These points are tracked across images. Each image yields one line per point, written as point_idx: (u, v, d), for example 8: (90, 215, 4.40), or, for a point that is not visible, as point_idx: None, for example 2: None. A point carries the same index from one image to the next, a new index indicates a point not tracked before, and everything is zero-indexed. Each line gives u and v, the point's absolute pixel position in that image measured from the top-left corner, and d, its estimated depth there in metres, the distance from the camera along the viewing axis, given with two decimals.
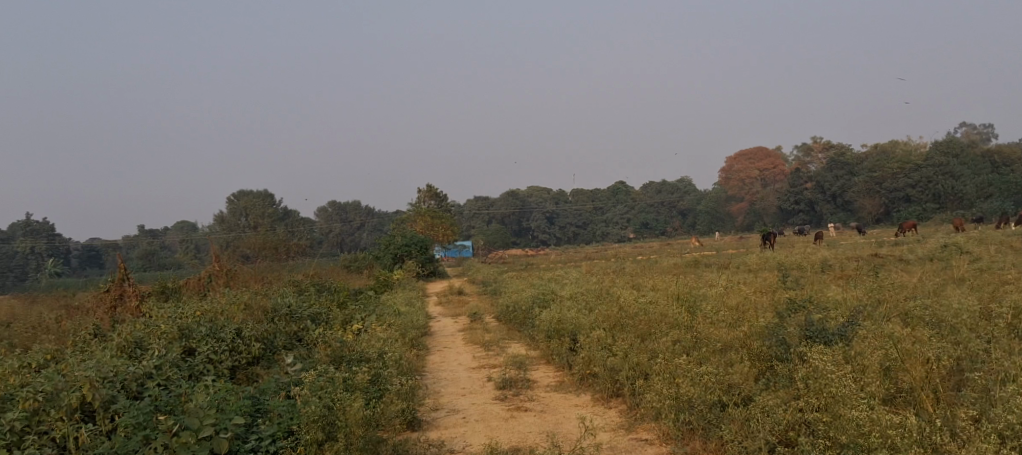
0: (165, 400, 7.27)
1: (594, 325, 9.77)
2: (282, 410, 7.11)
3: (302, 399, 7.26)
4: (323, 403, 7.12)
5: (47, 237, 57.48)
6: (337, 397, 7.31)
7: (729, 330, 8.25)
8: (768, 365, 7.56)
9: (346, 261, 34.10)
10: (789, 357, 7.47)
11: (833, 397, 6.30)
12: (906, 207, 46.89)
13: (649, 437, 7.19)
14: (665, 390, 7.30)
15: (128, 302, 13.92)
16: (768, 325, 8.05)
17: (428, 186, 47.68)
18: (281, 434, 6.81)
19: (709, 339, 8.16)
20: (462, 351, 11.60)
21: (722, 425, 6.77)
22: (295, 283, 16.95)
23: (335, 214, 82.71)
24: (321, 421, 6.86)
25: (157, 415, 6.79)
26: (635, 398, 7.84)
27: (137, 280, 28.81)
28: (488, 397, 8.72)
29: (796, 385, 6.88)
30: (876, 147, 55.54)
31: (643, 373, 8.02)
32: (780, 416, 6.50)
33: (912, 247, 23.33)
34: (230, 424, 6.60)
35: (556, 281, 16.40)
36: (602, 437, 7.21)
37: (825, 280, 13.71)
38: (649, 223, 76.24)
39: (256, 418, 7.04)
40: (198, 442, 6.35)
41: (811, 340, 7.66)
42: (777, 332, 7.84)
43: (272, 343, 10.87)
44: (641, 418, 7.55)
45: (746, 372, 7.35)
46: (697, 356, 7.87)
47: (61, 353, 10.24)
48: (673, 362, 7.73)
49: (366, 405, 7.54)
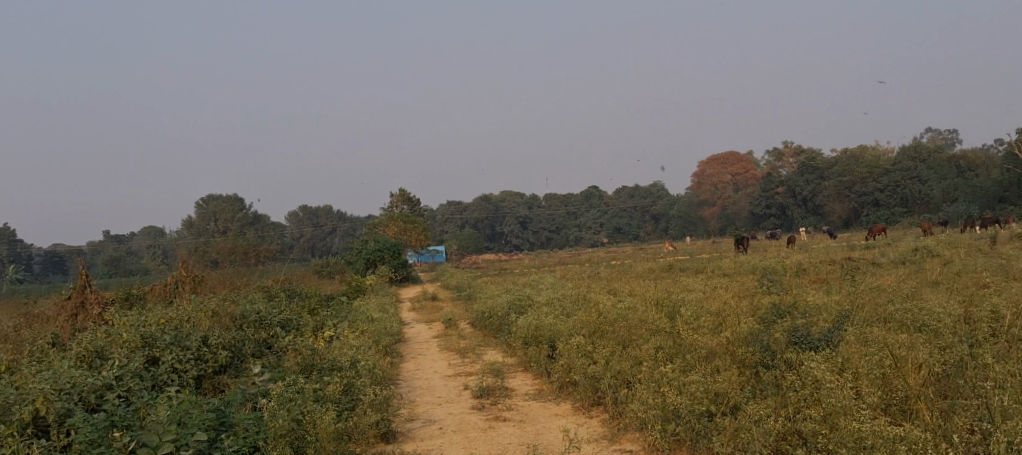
0: (125, 413, 6.94)
1: (573, 332, 9.58)
2: (248, 423, 6.81)
3: (269, 413, 6.96)
4: (292, 417, 6.84)
5: (9, 243, 56.15)
6: (307, 410, 7.02)
7: (712, 336, 8.11)
8: (754, 372, 7.43)
9: (317, 267, 33.54)
10: (775, 364, 7.34)
11: (830, 408, 6.15)
12: (875, 210, 47.43)
13: (633, 448, 6.99)
14: (649, 400, 7.12)
15: (90, 310, 13.47)
16: (751, 330, 7.93)
17: (400, 191, 47.19)
18: (246, 449, 6.49)
19: (692, 345, 8.02)
20: (437, 358, 11.34)
21: (710, 436, 6.61)
22: (265, 289, 16.55)
23: (307, 219, 81.73)
24: (288, 436, 6.60)
25: (115, 430, 6.46)
26: (617, 407, 7.65)
27: (100, 287, 28.08)
28: (465, 407, 8.48)
29: (786, 395, 6.73)
30: (845, 152, 56.15)
31: (626, 381, 7.85)
32: (768, 426, 6.34)
33: (883, 251, 23.47)
34: (192, 440, 6.29)
35: (532, 286, 16.19)
36: (585, 449, 7.00)
37: (802, 284, 13.66)
38: (622, 227, 76.41)
39: (220, 432, 6.73)
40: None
41: (796, 346, 7.55)
42: (761, 338, 7.72)
43: (240, 351, 10.53)
44: (624, 427, 7.36)
45: (732, 380, 7.20)
46: (682, 363, 7.72)
47: (18, 364, 9.82)
48: (657, 370, 7.56)
49: (337, 418, 7.28)
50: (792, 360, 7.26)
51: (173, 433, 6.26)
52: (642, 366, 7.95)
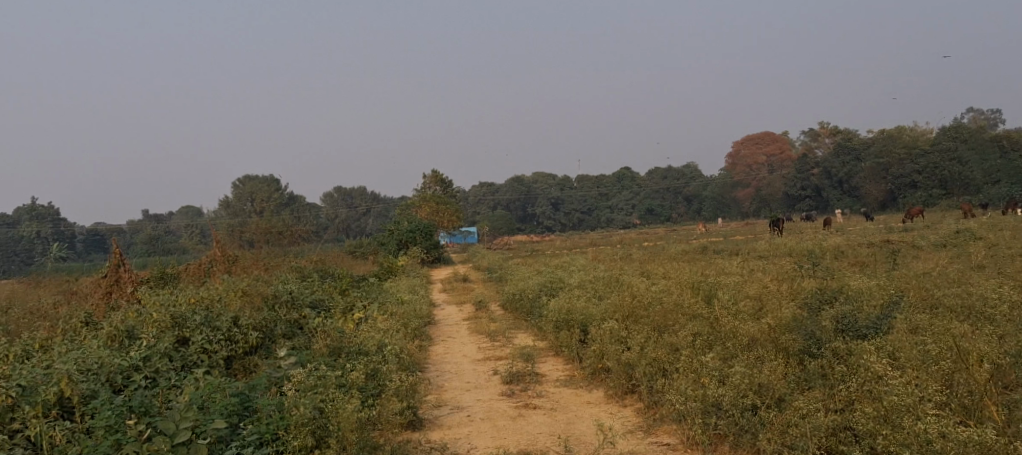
0: (147, 397, 6.83)
1: (607, 317, 9.30)
2: (270, 410, 6.65)
3: (292, 398, 6.79)
4: (313, 405, 6.66)
5: (53, 222, 57.22)
6: (332, 399, 6.83)
7: (752, 323, 7.81)
8: (797, 361, 7.14)
9: (351, 248, 33.59)
10: (823, 354, 7.01)
11: (890, 407, 5.85)
12: (912, 193, 46.23)
13: (670, 442, 6.73)
14: (689, 391, 6.84)
15: (125, 288, 13.48)
16: (795, 317, 7.60)
17: (433, 172, 47.05)
18: (267, 437, 6.32)
19: (733, 332, 7.72)
20: (467, 341, 11.18)
21: (754, 431, 6.32)
22: (298, 270, 16.53)
23: (341, 200, 82.70)
24: (310, 425, 6.40)
25: (133, 416, 6.34)
26: (652, 396, 7.41)
27: (137, 267, 28.29)
28: (494, 393, 8.28)
29: (837, 390, 6.43)
30: (882, 132, 54.84)
31: (663, 369, 7.57)
32: (815, 421, 6.06)
33: (923, 234, 22.81)
34: (210, 428, 6.12)
35: (564, 268, 15.96)
36: (620, 442, 6.75)
37: (842, 268, 13.25)
38: (655, 209, 75.53)
39: (242, 419, 6.59)
40: (173, 449, 5.87)
41: (843, 335, 7.23)
42: (806, 326, 7.40)
43: (271, 332, 10.45)
44: (662, 419, 7.10)
45: (779, 370, 6.88)
46: (723, 352, 7.42)
47: (51, 343, 9.85)
48: (698, 360, 7.28)
49: (362, 407, 7.12)
50: (840, 348, 6.93)
51: (192, 419, 6.13)
52: (680, 353, 7.67)
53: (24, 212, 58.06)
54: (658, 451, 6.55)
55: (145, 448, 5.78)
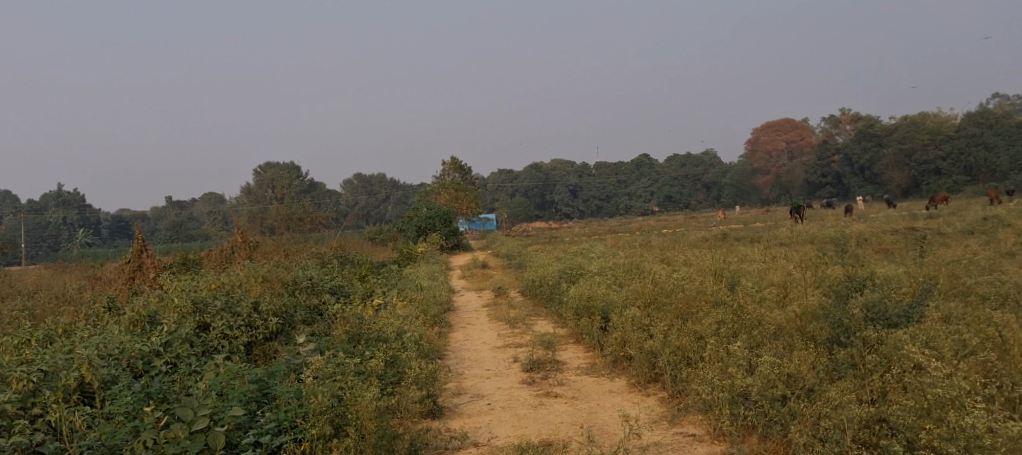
0: (166, 384, 6.81)
1: (629, 304, 9.18)
2: (289, 398, 6.60)
3: (311, 386, 6.75)
4: (332, 393, 6.60)
5: (78, 208, 57.78)
6: (351, 387, 6.78)
7: (779, 311, 7.66)
8: (826, 350, 6.99)
9: (371, 235, 33.65)
10: (854, 342, 6.86)
11: (932, 400, 5.70)
12: (936, 179, 45.51)
13: (697, 433, 6.63)
14: (716, 381, 6.72)
15: (147, 273, 13.52)
16: (823, 305, 7.45)
17: (452, 158, 46.96)
18: (285, 426, 6.27)
19: (761, 320, 7.58)
20: (486, 328, 11.11)
21: (784, 422, 6.20)
22: (318, 256, 16.54)
23: (361, 187, 83.04)
24: (328, 413, 6.34)
25: (151, 403, 6.31)
26: (677, 386, 7.30)
27: (160, 253, 28.52)
28: (515, 381, 8.20)
29: (872, 382, 6.29)
30: (906, 117, 53.99)
31: (688, 358, 7.44)
32: (847, 413, 5.92)
33: (948, 221, 22.37)
34: (228, 415, 6.08)
35: (584, 255, 15.83)
36: (644, 431, 6.65)
37: (867, 254, 13.05)
38: (674, 196, 74.96)
39: (260, 406, 6.56)
40: (191, 437, 5.84)
41: (873, 323, 7.06)
42: (835, 313, 7.24)
43: (290, 318, 10.42)
44: (688, 409, 7.00)
45: (807, 358, 6.75)
46: (750, 342, 7.28)
47: (74, 328, 9.90)
48: (724, 350, 7.16)
49: (381, 395, 7.07)
50: (872, 336, 6.76)
51: (210, 406, 6.10)
52: (705, 341, 7.53)
53: (50, 198, 58.70)
54: (684, 443, 6.45)
55: (163, 436, 5.75)
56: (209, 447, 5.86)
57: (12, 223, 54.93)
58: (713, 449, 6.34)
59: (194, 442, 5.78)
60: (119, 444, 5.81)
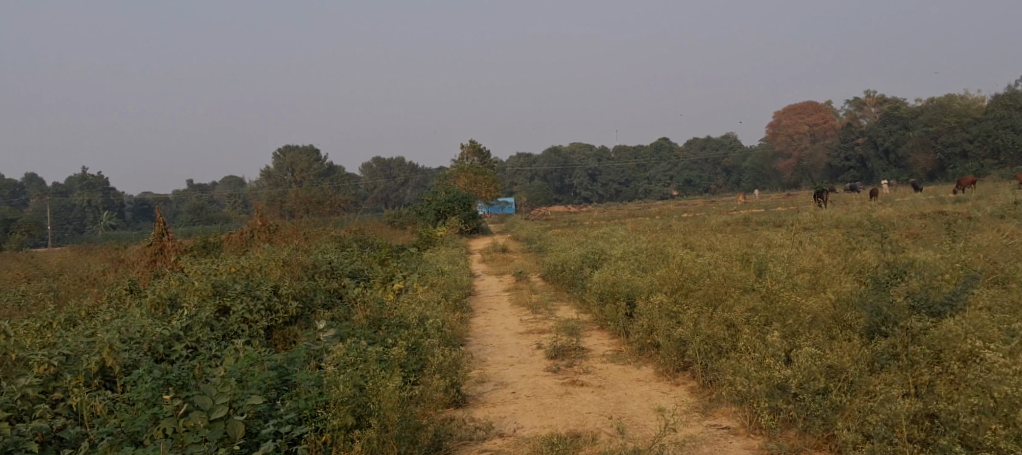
0: (184, 370, 6.69)
1: (654, 290, 8.99)
2: (309, 386, 6.49)
3: (332, 373, 6.63)
4: (353, 382, 6.48)
5: (102, 190, 58.26)
6: (373, 375, 6.65)
7: (815, 299, 7.44)
8: (865, 340, 6.77)
9: (389, 219, 33.58)
10: (895, 332, 6.63)
11: (991, 396, 5.53)
12: (963, 162, 44.66)
13: (731, 425, 6.46)
14: (752, 372, 6.54)
15: (168, 256, 13.50)
16: (860, 293, 7.24)
17: (471, 142, 46.70)
18: (304, 415, 6.15)
19: (795, 308, 7.38)
20: (508, 313, 10.96)
21: (825, 416, 6.00)
22: (337, 240, 16.46)
23: (380, 170, 83.20)
24: (350, 404, 6.22)
25: (169, 390, 6.21)
26: (708, 375, 7.14)
27: (181, 236, 28.60)
28: (539, 368, 8.06)
29: (918, 375, 6.11)
30: (933, 100, 53.02)
31: (720, 346, 7.26)
32: (891, 408, 5.72)
33: (978, 205, 21.88)
34: (248, 404, 5.97)
35: (606, 240, 15.62)
36: (676, 422, 6.48)
37: (896, 238, 12.75)
38: (694, 180, 74.29)
39: (279, 393, 6.45)
40: (210, 425, 5.73)
41: (915, 311, 6.82)
42: (873, 301, 7.02)
43: (310, 301, 10.33)
44: (722, 400, 6.83)
45: (846, 349, 6.55)
46: (784, 330, 7.09)
47: (96, 310, 9.89)
48: (758, 340, 6.97)
49: (405, 384, 6.95)
50: (915, 326, 6.54)
51: (230, 393, 6.00)
52: (737, 330, 7.34)
53: (75, 181, 59.25)
54: (719, 436, 6.27)
55: (182, 424, 5.66)
56: (229, 436, 5.74)
57: (37, 206, 55.45)
58: (750, 443, 6.16)
59: (213, 430, 5.68)
60: (138, 432, 5.71)
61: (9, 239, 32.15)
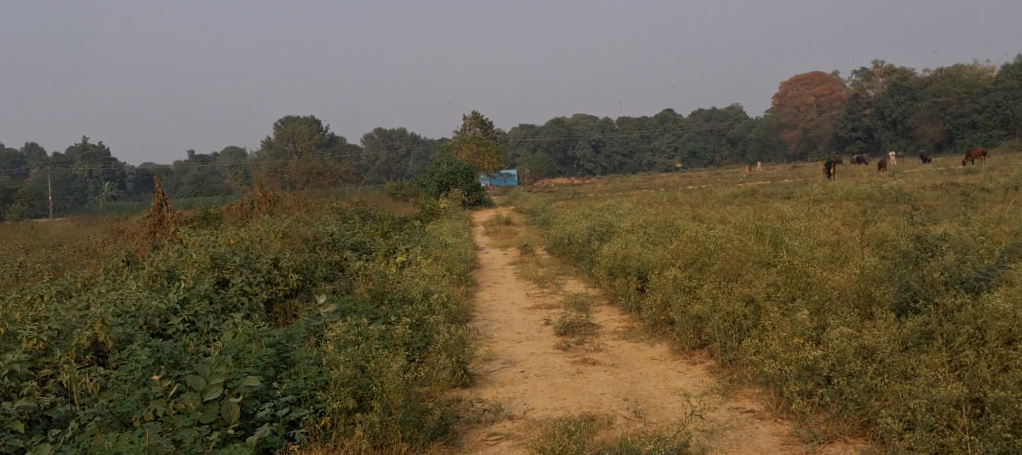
0: (176, 346, 6.44)
1: (667, 264, 8.73)
2: (308, 366, 6.27)
3: (331, 351, 6.42)
4: (354, 363, 6.25)
5: (104, 161, 57.82)
6: (375, 355, 6.42)
7: (838, 275, 7.20)
8: (895, 318, 6.50)
9: (392, 190, 33.24)
10: (927, 309, 6.37)
11: None
12: (971, 133, 44.10)
13: (755, 409, 6.22)
14: (780, 354, 6.28)
15: (167, 227, 13.21)
16: (889, 271, 6.99)
17: (474, 113, 46.17)
18: (301, 398, 5.93)
19: (821, 284, 7.12)
20: (515, 287, 10.72)
21: (858, 401, 5.75)
22: (339, 211, 16.18)
23: (382, 141, 82.85)
24: (352, 385, 5.99)
25: (161, 369, 5.96)
26: (729, 355, 6.91)
27: (181, 207, 28.29)
28: (549, 346, 7.81)
29: (954, 359, 5.86)
30: (941, 70, 52.35)
31: (740, 324, 7.02)
32: (931, 393, 5.48)
33: (989, 177, 21.53)
34: (243, 385, 5.73)
35: (611, 211, 15.30)
36: (697, 406, 6.25)
37: (910, 211, 12.47)
38: (697, 152, 73.66)
39: (277, 372, 6.24)
40: (203, 408, 5.50)
41: (947, 287, 6.54)
42: (904, 278, 6.74)
43: (311, 274, 10.07)
44: (744, 380, 6.58)
45: (878, 329, 6.31)
46: (807, 307, 6.85)
47: (93, 282, 9.65)
48: (783, 318, 6.72)
49: (409, 365, 6.73)
50: (948, 304, 6.27)
51: (225, 373, 5.76)
52: (757, 306, 7.10)
53: (76, 152, 58.81)
54: (745, 421, 6.04)
55: (173, 407, 5.44)
56: (224, 419, 5.51)
57: (38, 177, 55.12)
58: (777, 429, 5.92)
59: (206, 413, 5.46)
60: (131, 413, 5.50)
61: (9, 210, 31.86)
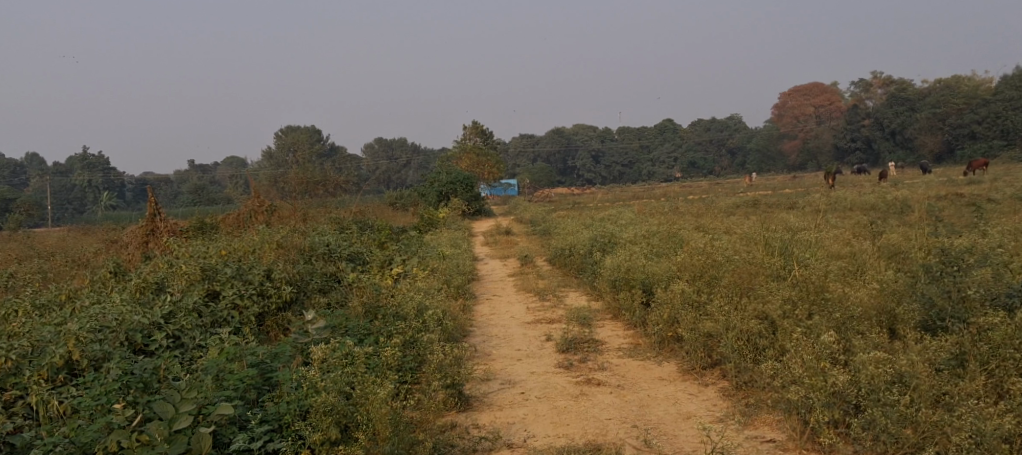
0: (150, 367, 6.10)
1: (673, 276, 8.42)
2: (290, 389, 5.95)
3: (315, 374, 6.10)
4: (340, 389, 5.95)
5: (103, 170, 57.39)
6: (363, 380, 6.10)
7: (859, 292, 6.90)
8: (923, 339, 6.20)
9: (391, 199, 32.96)
10: (958, 330, 6.12)
11: None
12: (971, 144, 43.78)
13: (777, 438, 5.83)
14: (803, 379, 5.93)
15: (160, 238, 12.82)
16: (916, 290, 6.72)
17: (474, 123, 45.91)
18: (278, 429, 5.59)
19: (841, 301, 6.82)
20: (514, 300, 10.37)
21: (891, 432, 5.38)
22: (336, 221, 15.88)
23: (382, 152, 82.72)
24: (335, 414, 5.68)
25: (129, 395, 5.62)
26: (742, 377, 6.57)
27: (178, 217, 27.95)
28: (550, 364, 7.47)
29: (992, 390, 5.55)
30: (940, 81, 52.20)
31: (755, 343, 6.73)
32: (976, 427, 5.17)
33: (995, 186, 21.17)
34: (216, 413, 5.39)
35: (611, 221, 15.01)
36: (711, 435, 5.88)
37: (918, 222, 12.14)
38: (697, 162, 73.44)
39: (256, 399, 5.90)
40: (170, 438, 5.17)
41: (977, 307, 6.26)
42: (932, 299, 6.47)
43: (305, 285, 9.72)
44: (762, 405, 6.22)
45: (907, 351, 6.03)
46: (826, 325, 6.57)
47: (78, 293, 9.30)
48: (802, 337, 6.42)
49: (399, 391, 6.40)
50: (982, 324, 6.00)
51: (197, 399, 5.47)
52: (773, 326, 6.78)
53: (76, 161, 58.46)
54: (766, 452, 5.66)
55: (136, 438, 5.10)
56: (192, 450, 5.17)
57: (37, 186, 54.93)
58: None
59: (174, 444, 5.12)
60: (91, 441, 5.16)
61: (8, 219, 31.60)
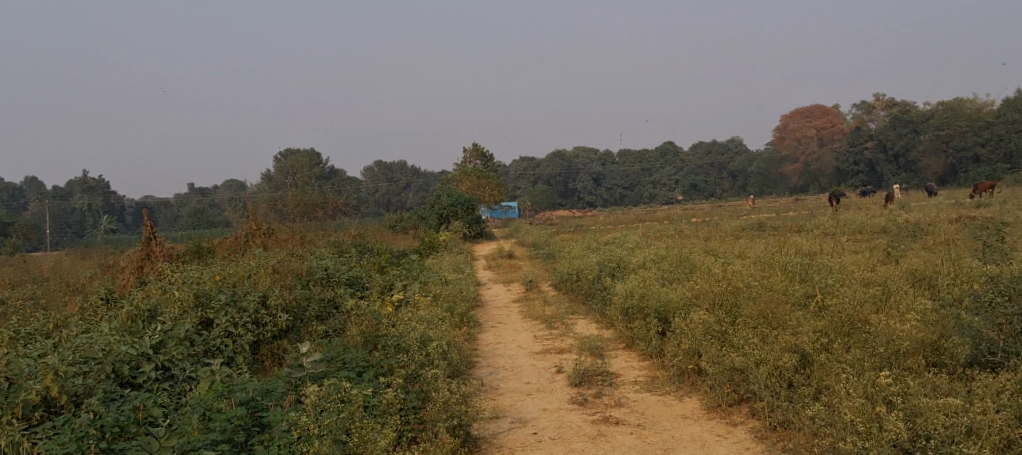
0: (127, 408, 5.70)
1: (690, 303, 8.06)
2: (279, 434, 5.58)
3: (311, 418, 5.73)
4: (338, 434, 5.60)
5: (103, 194, 57.12)
6: (366, 424, 5.75)
7: (899, 324, 6.57)
8: (975, 380, 5.91)
9: (391, 222, 32.59)
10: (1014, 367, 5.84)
11: None
12: (974, 167, 43.49)
13: None
14: (855, 423, 5.56)
15: (155, 263, 12.40)
16: (961, 322, 6.42)
17: (474, 145, 45.64)
18: None
19: (879, 335, 6.49)
20: (520, 328, 9.98)
21: None
22: (336, 245, 15.52)
23: (382, 174, 82.55)
24: None
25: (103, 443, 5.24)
26: (776, 417, 6.19)
27: (174, 241, 27.54)
28: (562, 399, 7.06)
29: None
30: (942, 103, 52.05)
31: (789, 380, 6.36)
32: None
33: (1006, 210, 20.73)
34: None
35: (618, 245, 14.58)
36: None
37: (934, 246, 11.75)
38: (698, 185, 73.22)
39: (242, 442, 5.54)
40: None
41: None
42: (980, 334, 6.18)
43: (302, 313, 9.33)
44: (801, 450, 5.82)
45: (964, 396, 5.73)
46: (866, 362, 6.22)
47: (66, 321, 8.89)
48: (845, 375, 6.07)
49: (403, 438, 6.03)
50: None
51: None
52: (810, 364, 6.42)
53: (76, 184, 58.33)
54: None
55: None
56: None
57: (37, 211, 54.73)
58: None
59: None
60: None
61: (5, 243, 31.29)
